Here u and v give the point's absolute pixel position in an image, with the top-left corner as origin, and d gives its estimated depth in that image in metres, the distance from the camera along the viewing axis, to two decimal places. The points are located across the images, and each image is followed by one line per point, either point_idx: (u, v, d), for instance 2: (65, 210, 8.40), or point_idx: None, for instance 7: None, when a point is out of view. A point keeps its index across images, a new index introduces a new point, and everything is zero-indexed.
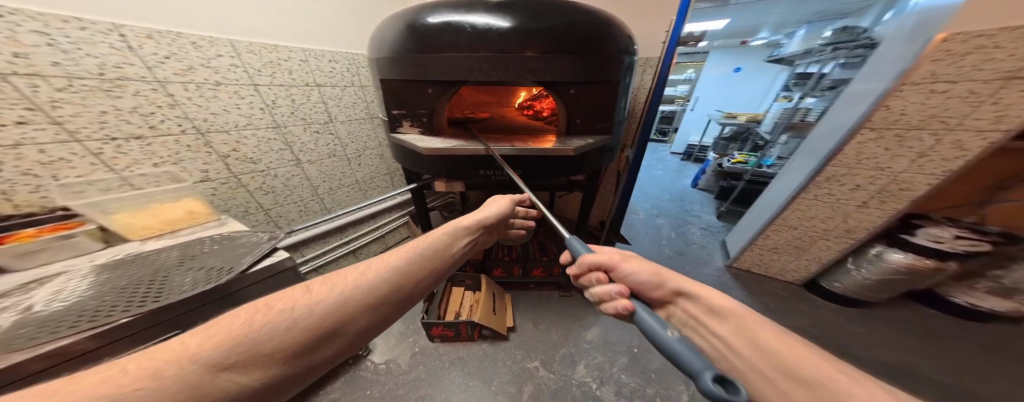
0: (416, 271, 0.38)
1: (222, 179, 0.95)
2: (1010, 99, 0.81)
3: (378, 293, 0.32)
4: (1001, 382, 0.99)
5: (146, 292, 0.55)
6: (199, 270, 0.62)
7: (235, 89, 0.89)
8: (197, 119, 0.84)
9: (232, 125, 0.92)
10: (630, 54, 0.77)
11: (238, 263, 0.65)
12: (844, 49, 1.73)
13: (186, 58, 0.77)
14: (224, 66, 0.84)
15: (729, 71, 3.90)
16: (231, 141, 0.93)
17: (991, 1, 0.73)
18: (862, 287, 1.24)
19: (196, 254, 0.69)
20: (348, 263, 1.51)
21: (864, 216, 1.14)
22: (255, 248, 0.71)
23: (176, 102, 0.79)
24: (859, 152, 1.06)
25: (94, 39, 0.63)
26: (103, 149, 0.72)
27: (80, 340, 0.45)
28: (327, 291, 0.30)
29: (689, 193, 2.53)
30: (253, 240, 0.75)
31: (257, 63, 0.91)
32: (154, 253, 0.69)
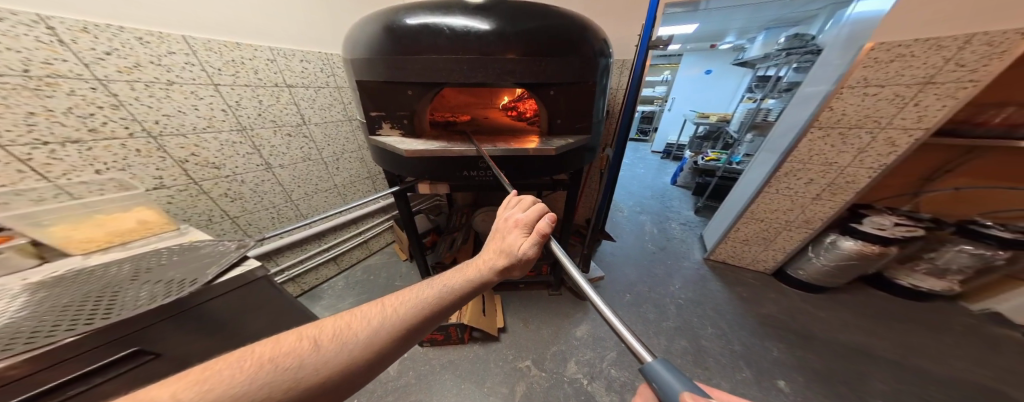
0: (420, 312, 0.33)
1: (180, 186, 0.88)
2: (926, 102, 0.93)
3: (374, 337, 0.30)
4: (935, 351, 1.12)
5: (93, 309, 0.49)
6: (154, 283, 0.56)
7: (192, 90, 0.82)
8: (148, 122, 0.77)
9: (189, 128, 0.85)
10: (606, 57, 0.80)
11: (203, 274, 0.59)
12: (797, 54, 1.92)
13: (132, 55, 0.71)
14: (177, 64, 0.78)
15: (701, 73, 4.16)
16: (189, 145, 0.86)
17: (905, 16, 0.85)
18: (822, 273, 1.36)
19: (152, 266, 0.62)
20: (327, 271, 1.43)
21: (818, 207, 1.26)
22: (221, 257, 0.66)
23: (122, 103, 0.72)
24: (811, 149, 1.17)
25: (16, 31, 0.56)
26: (32, 155, 0.63)
27: (16, 363, 0.38)
28: (331, 338, 0.29)
29: (668, 190, 2.67)
30: (218, 249, 0.69)
31: (217, 62, 0.85)
32: (98, 268, 0.61)
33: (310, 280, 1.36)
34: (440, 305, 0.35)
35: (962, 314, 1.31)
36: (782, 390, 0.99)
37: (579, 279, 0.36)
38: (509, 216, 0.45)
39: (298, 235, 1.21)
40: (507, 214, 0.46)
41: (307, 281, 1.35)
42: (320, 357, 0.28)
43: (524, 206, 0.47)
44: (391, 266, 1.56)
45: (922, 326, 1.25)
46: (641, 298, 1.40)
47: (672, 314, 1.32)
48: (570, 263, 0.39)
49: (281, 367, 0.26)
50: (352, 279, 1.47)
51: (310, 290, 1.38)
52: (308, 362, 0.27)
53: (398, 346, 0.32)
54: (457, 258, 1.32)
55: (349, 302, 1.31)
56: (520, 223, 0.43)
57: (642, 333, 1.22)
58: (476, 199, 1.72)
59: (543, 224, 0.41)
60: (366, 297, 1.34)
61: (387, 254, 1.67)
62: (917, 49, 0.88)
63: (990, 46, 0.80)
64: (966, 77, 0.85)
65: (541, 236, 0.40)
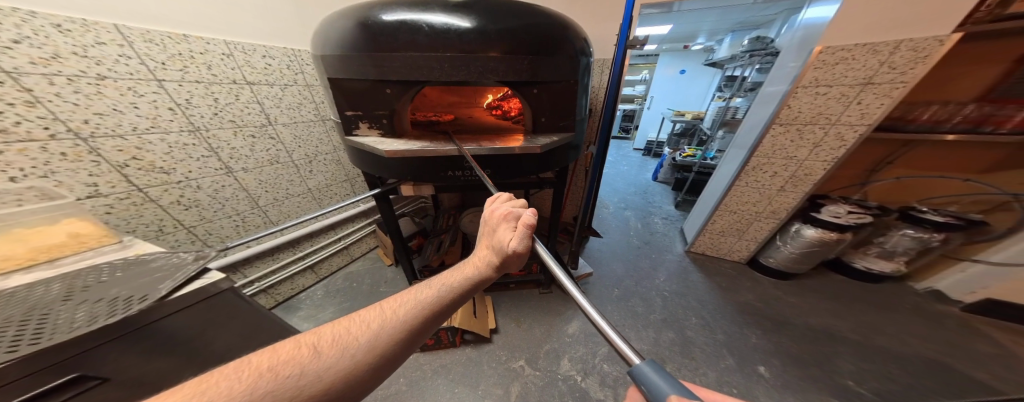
0: (422, 313, 0.32)
1: (120, 193, 0.80)
2: (867, 100, 1.04)
3: (377, 342, 0.28)
4: (887, 328, 1.24)
5: (14, 335, 0.41)
6: (93, 303, 0.49)
7: (129, 85, 0.74)
8: (74, 121, 0.69)
9: (128, 129, 0.77)
10: (586, 56, 0.82)
11: (154, 289, 0.53)
12: (759, 55, 2.09)
13: (49, 44, 0.62)
14: (109, 56, 0.70)
15: (676, 73, 4.40)
16: (129, 147, 0.78)
17: (851, 25, 0.95)
18: (790, 259, 1.46)
19: (88, 284, 0.54)
20: (304, 281, 1.35)
21: (783, 198, 1.36)
22: (174, 271, 0.59)
23: (39, 99, 0.63)
24: (774, 144, 1.27)
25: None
26: None
27: None
28: (330, 345, 0.27)
29: (650, 186, 2.77)
30: (171, 262, 0.62)
31: (160, 55, 0.78)
32: (17, 290, 0.52)
33: (286, 291, 1.27)
34: (443, 303, 0.34)
35: (911, 293, 1.45)
36: (763, 375, 1.05)
37: (565, 283, 0.37)
38: (495, 209, 0.45)
39: (268, 244, 1.13)
40: (493, 208, 0.46)
41: (281, 292, 1.26)
42: (321, 364, 0.25)
43: (501, 203, 0.47)
44: (375, 272, 1.49)
45: (874, 305, 1.38)
46: (629, 293, 1.44)
47: (658, 306, 1.36)
48: (556, 266, 0.38)
49: (279, 377, 0.24)
50: (332, 286, 1.39)
51: (285, 302, 1.29)
52: (308, 371, 0.25)
53: (404, 348, 0.30)
54: (445, 261, 1.29)
55: (330, 312, 1.24)
56: (509, 215, 0.42)
57: (632, 327, 1.24)
58: (462, 199, 1.70)
59: (528, 216, 0.40)
60: (349, 306, 1.27)
61: (371, 260, 1.59)
62: (856, 52, 0.98)
63: (915, 52, 0.90)
64: (898, 79, 0.96)
65: (527, 228, 0.38)
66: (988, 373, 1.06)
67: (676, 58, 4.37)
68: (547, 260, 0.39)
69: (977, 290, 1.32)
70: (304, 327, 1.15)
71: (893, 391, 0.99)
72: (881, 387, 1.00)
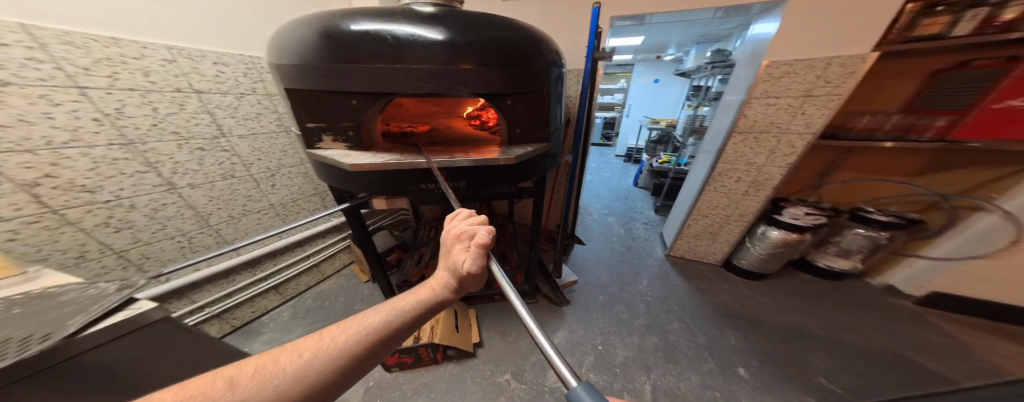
0: (362, 338, 0.29)
1: (28, 216, 0.69)
2: (809, 111, 1.16)
3: (308, 374, 0.25)
4: (848, 323, 1.34)
5: None
6: None
7: (41, 92, 0.66)
8: None
9: (40, 142, 0.67)
10: (558, 67, 0.85)
11: (61, 325, 0.42)
12: (720, 67, 2.29)
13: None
14: (13, 60, 0.62)
15: (651, 82, 4.69)
16: (40, 164, 0.68)
17: (790, 43, 1.08)
18: (760, 260, 1.54)
19: None
20: (270, 303, 1.24)
21: (748, 202, 1.46)
22: (89, 304, 0.48)
23: None
24: (735, 151, 1.37)
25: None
26: None
27: None
28: (250, 379, 0.24)
29: (631, 192, 2.88)
30: (88, 293, 0.52)
31: (83, 59, 0.70)
32: None
33: (245, 314, 1.15)
34: (393, 326, 0.31)
35: (870, 289, 1.59)
36: (742, 376, 1.07)
37: (514, 303, 0.34)
38: (453, 227, 0.43)
39: (221, 265, 1.02)
40: (451, 226, 0.44)
41: (239, 316, 1.14)
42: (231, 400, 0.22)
43: (462, 221, 0.45)
44: (349, 290, 1.39)
45: (835, 299, 1.50)
46: (613, 299, 1.44)
47: (642, 312, 1.37)
48: (507, 286, 0.36)
49: None
50: (301, 307, 1.27)
51: (245, 325, 1.17)
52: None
53: (345, 375, 0.27)
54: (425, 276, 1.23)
55: (297, 335, 1.13)
56: (465, 233, 0.41)
57: (618, 334, 1.24)
58: (444, 211, 1.66)
59: (482, 234, 0.39)
60: (319, 328, 1.17)
61: (345, 277, 1.49)
62: (798, 67, 1.10)
63: (844, 68, 1.03)
64: (833, 92, 1.09)
65: (481, 247, 0.37)
66: (939, 363, 1.15)
67: (650, 69, 4.66)
68: (499, 282, 0.37)
69: (925, 283, 1.45)
70: None
71: (861, 386, 1.04)
72: (850, 382, 1.05)
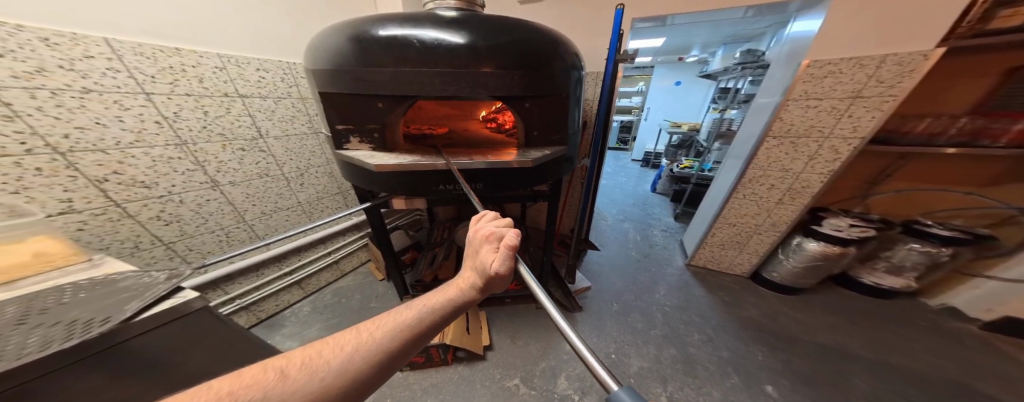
0: (398, 337, 0.29)
1: (96, 209, 0.77)
2: (857, 114, 1.05)
3: (349, 369, 0.26)
4: (901, 347, 1.19)
5: None
6: (47, 326, 0.43)
7: (115, 98, 0.74)
8: (53, 136, 0.67)
9: (111, 143, 0.76)
10: (578, 70, 0.83)
11: (119, 310, 0.47)
12: (750, 68, 2.14)
13: (34, 58, 0.62)
14: (96, 70, 0.70)
15: (672, 84, 4.50)
16: (109, 162, 0.77)
17: (836, 38, 0.99)
18: (794, 274, 1.43)
19: (48, 306, 0.48)
20: (292, 297, 1.32)
21: (783, 210, 1.35)
22: (143, 291, 0.54)
23: (18, 113, 0.62)
24: (768, 156, 1.27)
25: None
26: None
27: None
28: (298, 370, 0.25)
29: (649, 198, 2.78)
30: (142, 282, 0.57)
31: (150, 68, 0.78)
32: None
33: (268, 308, 1.23)
34: (426, 322, 0.32)
35: (926, 310, 1.41)
36: (770, 395, 1.00)
37: (547, 306, 0.34)
38: (479, 229, 0.43)
39: (253, 259, 1.10)
40: (477, 228, 0.44)
41: (264, 309, 1.22)
42: (284, 390, 0.23)
43: (488, 222, 0.46)
44: (365, 287, 1.45)
45: (884, 320, 1.35)
46: (628, 307, 1.39)
47: (659, 322, 1.31)
48: (536, 288, 0.36)
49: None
50: (320, 303, 1.34)
51: (268, 319, 1.24)
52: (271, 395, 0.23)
53: (382, 371, 0.28)
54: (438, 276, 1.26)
55: (317, 328, 1.19)
56: (492, 235, 0.41)
57: (632, 343, 1.19)
58: (458, 212, 1.68)
59: (509, 236, 0.38)
60: (337, 322, 1.22)
61: (361, 274, 1.56)
62: (844, 66, 1.00)
63: (901, 66, 0.93)
64: (887, 92, 0.98)
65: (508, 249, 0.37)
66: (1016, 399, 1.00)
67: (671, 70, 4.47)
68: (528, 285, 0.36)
69: (996, 307, 1.27)
70: (288, 345, 1.11)
71: None
72: None
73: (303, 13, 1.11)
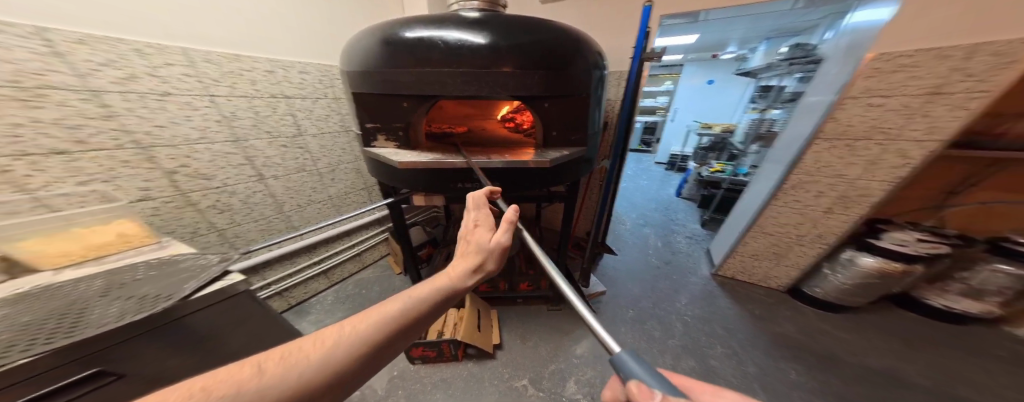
0: (382, 333, 0.30)
1: (166, 197, 0.87)
2: (936, 112, 0.91)
3: (333, 366, 0.26)
4: (976, 382, 1.03)
5: (55, 328, 0.44)
6: (124, 298, 0.52)
7: (187, 100, 0.85)
8: (138, 133, 0.78)
9: (182, 139, 0.86)
10: (600, 69, 0.81)
11: (179, 288, 0.55)
12: (799, 63, 1.88)
13: (128, 66, 0.73)
14: (173, 75, 0.80)
15: (703, 83, 4.18)
16: (179, 156, 0.87)
17: (902, 26, 0.85)
18: (842, 291, 1.28)
19: (127, 281, 0.57)
20: (320, 287, 1.43)
21: (831, 221, 1.21)
22: (199, 271, 0.62)
23: (113, 113, 0.73)
24: (817, 161, 1.14)
25: (10, 43, 0.58)
26: (13, 167, 0.62)
27: None
28: (278, 369, 0.25)
29: (673, 202, 2.63)
30: (199, 263, 0.65)
31: (214, 73, 0.88)
32: (70, 283, 0.55)
33: (299, 294, 1.32)
34: (413, 312, 0.33)
35: (1011, 339, 1.20)
36: None
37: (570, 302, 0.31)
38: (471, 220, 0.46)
39: (287, 248, 1.21)
40: (470, 219, 0.47)
41: (294, 295, 1.31)
42: (269, 380, 0.24)
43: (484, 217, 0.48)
44: (384, 280, 1.54)
45: (957, 348, 1.16)
46: (645, 314, 1.34)
47: (679, 332, 1.25)
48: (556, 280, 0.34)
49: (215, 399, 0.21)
50: (343, 293, 1.44)
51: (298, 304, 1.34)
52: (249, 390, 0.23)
53: (371, 357, 0.29)
54: None
55: (339, 317, 1.28)
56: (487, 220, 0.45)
57: (647, 352, 1.15)
58: None
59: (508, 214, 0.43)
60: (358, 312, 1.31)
61: (381, 267, 1.65)
62: (920, 58, 0.86)
63: (998, 57, 0.77)
64: (977, 87, 0.83)
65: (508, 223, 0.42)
66: None
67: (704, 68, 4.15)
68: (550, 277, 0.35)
69: None
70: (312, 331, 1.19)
71: None
72: None
73: (337, 17, 1.18)
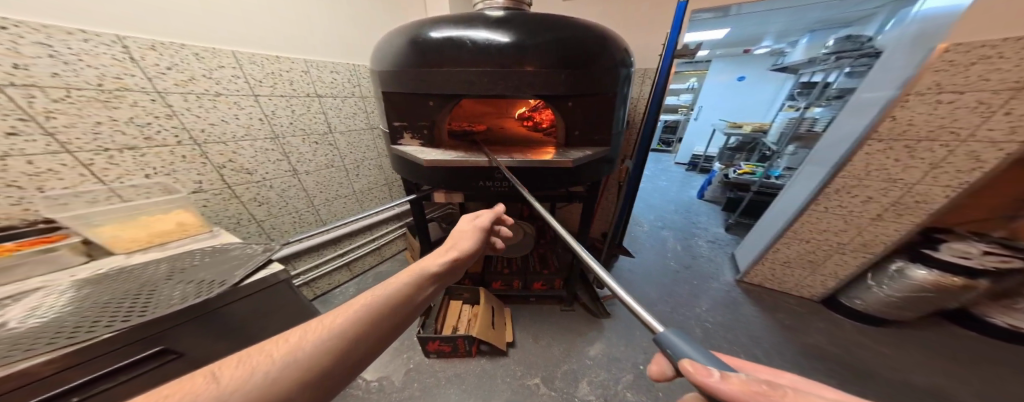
0: (363, 322, 0.26)
1: (215, 190, 0.95)
2: (1022, 110, 0.79)
3: (306, 362, 0.22)
4: None
5: (131, 306, 0.52)
6: (186, 282, 0.60)
7: (235, 100, 0.91)
8: (194, 130, 0.85)
9: (230, 136, 0.93)
10: (627, 67, 0.78)
11: (231, 275, 0.62)
12: (848, 58, 1.66)
13: (188, 69, 0.79)
14: (225, 77, 0.87)
15: (733, 80, 3.87)
16: (227, 152, 0.94)
17: (988, 12, 0.74)
18: (885, 304, 1.17)
19: (186, 266, 0.65)
20: (342, 278, 1.51)
21: (880, 230, 1.10)
22: (247, 260, 0.68)
23: (174, 113, 0.80)
24: (867, 164, 1.03)
25: (96, 50, 0.65)
26: (94, 160, 0.71)
27: (55, 357, 0.42)
28: (235, 373, 0.21)
29: (695, 205, 2.50)
30: (246, 252, 0.72)
31: (259, 74, 0.94)
32: (140, 265, 0.65)
33: (323, 285, 1.41)
34: (396, 301, 0.29)
35: None
36: None
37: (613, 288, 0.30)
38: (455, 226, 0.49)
39: (316, 240, 1.28)
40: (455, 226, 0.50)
41: (320, 286, 1.40)
42: (214, 391, 0.19)
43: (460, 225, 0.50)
44: None
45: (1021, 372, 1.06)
46: (662, 319, 1.30)
47: (699, 339, 1.20)
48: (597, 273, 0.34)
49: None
50: (363, 285, 1.52)
51: (322, 295, 1.43)
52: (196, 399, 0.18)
53: (352, 358, 0.24)
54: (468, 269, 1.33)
55: None
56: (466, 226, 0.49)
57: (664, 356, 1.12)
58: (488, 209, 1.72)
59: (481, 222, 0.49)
60: None
61: (398, 261, 1.72)
62: (1004, 49, 0.75)
63: None
64: None
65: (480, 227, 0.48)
66: None
67: (734, 64, 3.85)
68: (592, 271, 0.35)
69: None
70: None
71: None
72: None
73: (365, 16, 1.22)
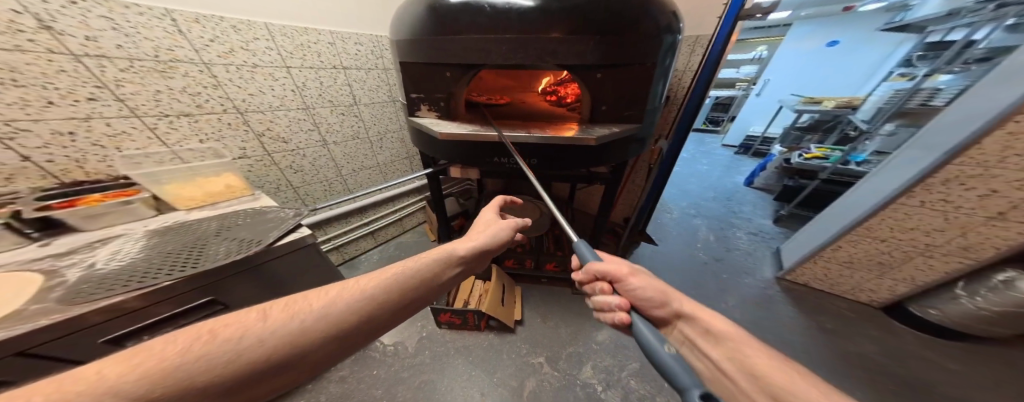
0: (384, 297, 0.35)
1: (257, 156, 1.06)
2: None
3: (339, 322, 0.31)
4: None
5: (185, 261, 0.62)
6: (230, 240, 0.70)
7: (271, 71, 0.96)
8: (236, 100, 0.93)
9: (266, 106, 1.00)
10: (673, 34, 0.67)
11: (266, 236, 0.72)
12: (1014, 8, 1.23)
13: (228, 41, 0.85)
14: (260, 48, 0.91)
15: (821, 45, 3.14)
16: (265, 121, 1.02)
17: None
18: (968, 317, 0.99)
19: (231, 225, 0.77)
20: (367, 244, 1.65)
21: (993, 232, 0.88)
22: (280, 224, 0.77)
23: (219, 83, 0.88)
24: (1007, 147, 0.78)
25: (149, 23, 0.72)
26: (157, 125, 0.82)
27: (127, 298, 0.53)
28: (285, 317, 0.29)
29: (740, 192, 2.25)
30: (279, 216, 0.82)
31: (290, 45, 0.97)
32: (197, 222, 0.78)
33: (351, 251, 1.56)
34: (408, 285, 0.38)
35: None
36: None
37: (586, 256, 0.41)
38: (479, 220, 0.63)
39: (346, 208, 1.42)
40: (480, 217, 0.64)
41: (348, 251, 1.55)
42: (268, 328, 0.27)
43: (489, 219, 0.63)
44: (420, 246, 1.72)
45: None
46: None
47: None
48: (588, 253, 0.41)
49: (227, 338, 0.26)
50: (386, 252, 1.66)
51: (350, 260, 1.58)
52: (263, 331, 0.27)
53: (371, 323, 0.33)
54: None
55: None
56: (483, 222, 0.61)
57: None
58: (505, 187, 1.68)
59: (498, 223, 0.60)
60: None
61: (418, 233, 1.84)
62: None
63: None
64: None
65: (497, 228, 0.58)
66: None
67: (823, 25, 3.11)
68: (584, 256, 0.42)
69: None
70: None
71: None
72: None
73: None
